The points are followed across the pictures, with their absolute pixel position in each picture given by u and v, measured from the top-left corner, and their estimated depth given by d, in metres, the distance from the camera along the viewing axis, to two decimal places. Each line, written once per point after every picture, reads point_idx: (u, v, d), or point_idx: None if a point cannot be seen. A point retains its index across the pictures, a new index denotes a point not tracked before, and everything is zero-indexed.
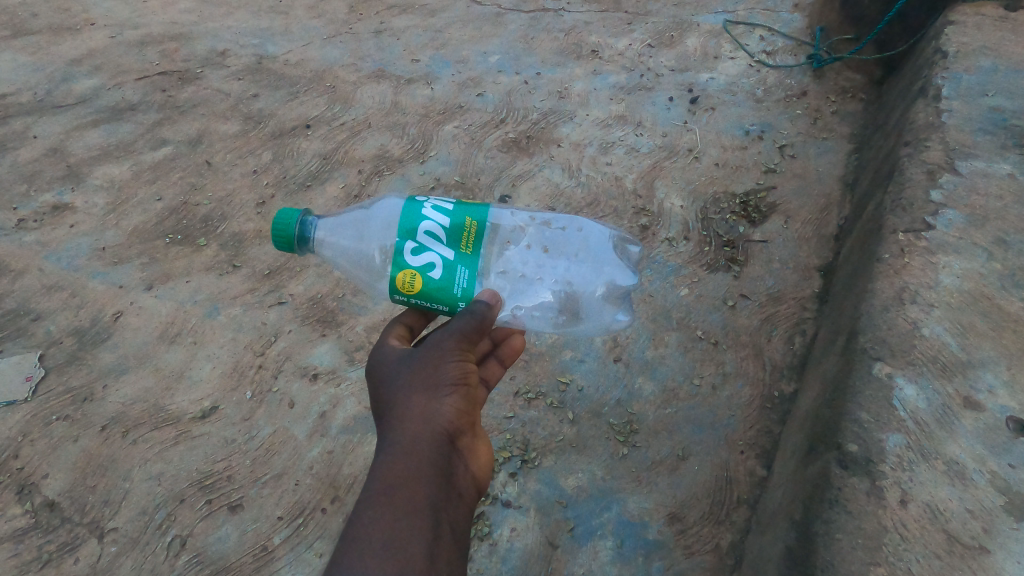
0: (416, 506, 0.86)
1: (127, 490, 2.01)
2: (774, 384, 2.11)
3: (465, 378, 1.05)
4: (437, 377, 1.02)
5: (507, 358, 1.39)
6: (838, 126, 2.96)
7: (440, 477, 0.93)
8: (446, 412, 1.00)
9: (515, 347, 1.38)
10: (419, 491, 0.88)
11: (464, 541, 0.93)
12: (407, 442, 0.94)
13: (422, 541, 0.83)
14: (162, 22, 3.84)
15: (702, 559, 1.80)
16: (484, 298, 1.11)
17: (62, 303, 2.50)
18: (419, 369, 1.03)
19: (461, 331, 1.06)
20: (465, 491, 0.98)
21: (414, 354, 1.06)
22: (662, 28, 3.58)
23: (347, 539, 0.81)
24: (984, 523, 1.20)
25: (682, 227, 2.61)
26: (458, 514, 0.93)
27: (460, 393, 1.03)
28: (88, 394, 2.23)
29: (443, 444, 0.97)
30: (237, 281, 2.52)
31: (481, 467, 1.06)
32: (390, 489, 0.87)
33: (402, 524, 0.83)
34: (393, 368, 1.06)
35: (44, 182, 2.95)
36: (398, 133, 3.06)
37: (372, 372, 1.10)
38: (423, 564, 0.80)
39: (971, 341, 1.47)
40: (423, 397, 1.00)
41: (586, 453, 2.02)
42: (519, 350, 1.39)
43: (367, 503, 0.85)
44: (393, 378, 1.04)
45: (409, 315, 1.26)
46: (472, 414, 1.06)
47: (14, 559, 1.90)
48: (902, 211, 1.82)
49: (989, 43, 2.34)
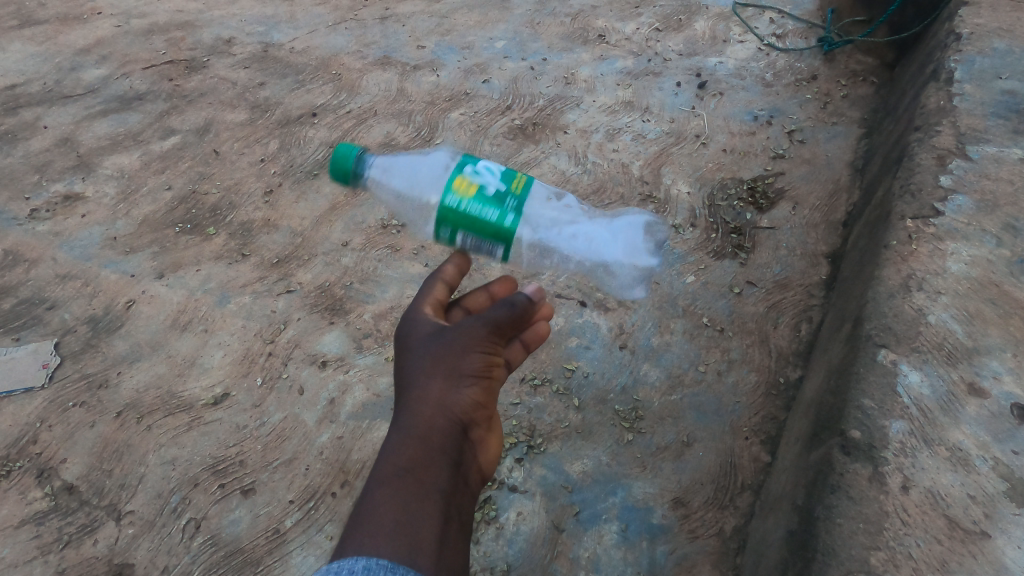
0: (426, 491, 0.88)
1: (143, 475, 2.05)
2: (780, 370, 2.12)
3: (491, 370, 1.06)
4: (464, 364, 1.02)
5: (531, 343, 1.30)
6: (848, 110, 2.93)
7: (452, 466, 0.94)
8: (467, 401, 1.00)
9: (541, 332, 1.29)
10: (431, 480, 0.90)
11: (469, 527, 0.95)
12: (425, 429, 0.95)
13: (432, 526, 0.85)
14: (168, 10, 3.84)
15: (706, 542, 1.82)
16: (526, 292, 1.13)
17: (76, 292, 2.54)
18: (446, 351, 1.03)
19: (495, 322, 1.07)
20: (472, 481, 1.00)
21: (442, 334, 1.06)
22: (670, 12, 3.53)
23: (362, 516, 0.84)
24: (985, 508, 1.21)
25: (688, 214, 2.60)
26: (465, 503, 0.95)
27: (485, 381, 1.04)
28: (102, 381, 2.28)
29: (460, 433, 0.98)
30: (247, 269, 2.55)
31: (490, 457, 1.07)
32: (404, 473, 0.89)
33: (413, 509, 0.85)
34: (418, 345, 1.07)
35: (55, 172, 2.99)
36: (404, 120, 3.06)
37: (398, 342, 1.10)
38: (434, 546, 0.83)
39: (979, 328, 1.47)
40: (445, 382, 1.00)
41: (592, 439, 2.04)
42: (544, 336, 1.31)
43: (382, 485, 0.87)
44: (416, 356, 1.04)
45: (451, 276, 1.24)
46: (491, 407, 1.07)
47: (34, 541, 1.95)
48: (911, 197, 1.80)
49: (1004, 25, 2.29)
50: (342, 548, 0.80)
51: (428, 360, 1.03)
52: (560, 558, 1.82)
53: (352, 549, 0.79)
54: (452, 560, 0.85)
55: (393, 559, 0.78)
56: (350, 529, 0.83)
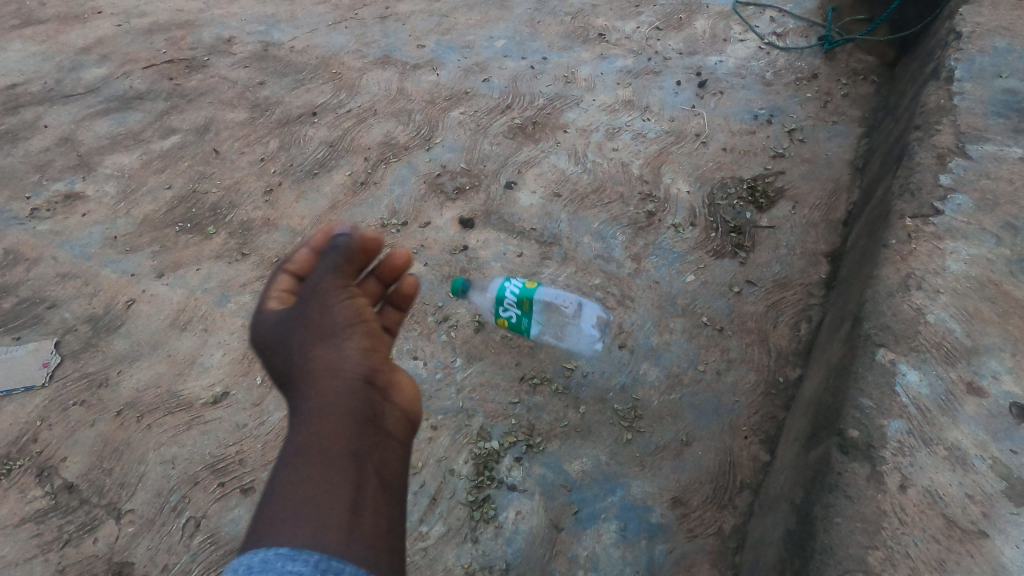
0: (332, 458, 0.99)
1: (143, 474, 2.06)
2: (779, 369, 2.12)
3: (361, 317, 1.17)
4: (336, 323, 1.14)
5: (402, 301, 1.34)
6: (849, 109, 2.93)
7: (359, 423, 1.06)
8: (354, 357, 1.13)
9: (410, 287, 1.32)
10: (337, 446, 1.01)
11: (396, 479, 1.06)
12: (323, 402, 1.07)
13: (346, 488, 0.96)
14: (168, 10, 3.85)
15: (705, 541, 1.83)
16: (345, 229, 1.22)
17: (76, 291, 2.55)
18: (314, 325, 1.14)
19: (321, 282, 1.18)
20: (391, 430, 1.11)
21: (299, 311, 1.16)
22: (670, 11, 3.53)
23: (270, 504, 0.94)
24: (983, 507, 1.21)
25: (688, 213, 2.60)
26: (385, 456, 1.07)
27: (362, 330, 1.16)
28: (103, 380, 2.28)
29: (365, 387, 1.11)
30: (247, 269, 2.55)
31: (409, 399, 1.19)
32: (308, 450, 1.00)
33: (319, 480, 0.96)
34: (279, 334, 1.16)
35: (55, 171, 2.99)
36: (404, 120, 3.06)
37: (258, 342, 1.19)
38: (344, 520, 0.91)
39: (978, 327, 1.47)
40: (324, 348, 1.12)
41: (592, 438, 2.04)
42: (416, 290, 1.34)
43: (288, 470, 0.98)
44: (286, 342, 1.14)
45: (294, 262, 1.27)
46: (382, 349, 1.19)
47: (35, 540, 1.96)
48: (910, 196, 1.80)
49: (1005, 23, 2.29)
50: (252, 543, 0.89)
51: (297, 341, 1.13)
52: (559, 557, 1.82)
53: (262, 540, 0.88)
54: (370, 516, 0.95)
55: (296, 546, 0.86)
56: (259, 521, 0.92)
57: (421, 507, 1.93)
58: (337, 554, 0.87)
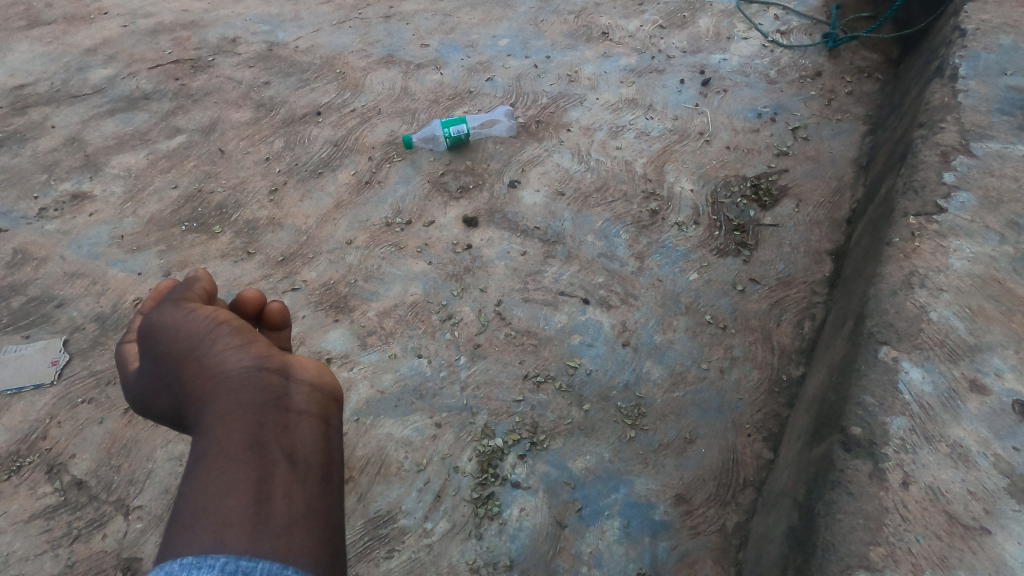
0: (233, 458, 0.97)
1: (150, 471, 2.08)
2: (782, 367, 2.13)
3: (222, 320, 1.15)
4: (196, 335, 1.12)
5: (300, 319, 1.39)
6: (852, 107, 2.92)
7: (256, 414, 1.05)
8: (234, 356, 1.12)
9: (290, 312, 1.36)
10: (235, 448, 0.98)
11: (308, 461, 1.04)
12: (219, 405, 1.05)
13: (248, 482, 0.93)
14: (173, 10, 3.87)
15: (707, 538, 1.84)
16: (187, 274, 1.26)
17: (84, 289, 2.57)
18: (180, 350, 1.11)
19: (157, 314, 1.16)
20: (306, 408, 1.12)
21: (164, 347, 1.12)
22: (674, 9, 3.53)
23: (175, 518, 0.89)
24: (985, 504, 1.22)
25: (692, 211, 2.60)
26: (289, 442, 1.04)
27: (227, 331, 1.14)
28: (110, 378, 2.30)
29: (257, 376, 1.10)
30: (252, 268, 2.57)
31: (319, 376, 1.19)
32: (210, 457, 0.97)
33: (222, 484, 0.93)
34: (156, 383, 1.12)
35: (63, 171, 3.02)
36: (408, 119, 3.07)
37: (141, 404, 1.16)
38: (247, 513, 0.89)
39: (981, 325, 1.47)
40: (201, 365, 1.10)
41: (595, 436, 2.04)
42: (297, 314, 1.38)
43: (190, 478, 0.94)
44: (165, 384, 1.11)
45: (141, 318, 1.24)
46: (263, 340, 1.18)
47: (45, 535, 1.98)
48: (914, 193, 1.80)
49: (1010, 21, 2.28)
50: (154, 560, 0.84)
51: (175, 369, 1.10)
52: (562, 553, 1.84)
53: (162, 559, 0.83)
54: (283, 502, 0.94)
55: (201, 551, 0.83)
56: (168, 536, 0.87)
57: (425, 504, 1.95)
58: (245, 552, 0.84)
